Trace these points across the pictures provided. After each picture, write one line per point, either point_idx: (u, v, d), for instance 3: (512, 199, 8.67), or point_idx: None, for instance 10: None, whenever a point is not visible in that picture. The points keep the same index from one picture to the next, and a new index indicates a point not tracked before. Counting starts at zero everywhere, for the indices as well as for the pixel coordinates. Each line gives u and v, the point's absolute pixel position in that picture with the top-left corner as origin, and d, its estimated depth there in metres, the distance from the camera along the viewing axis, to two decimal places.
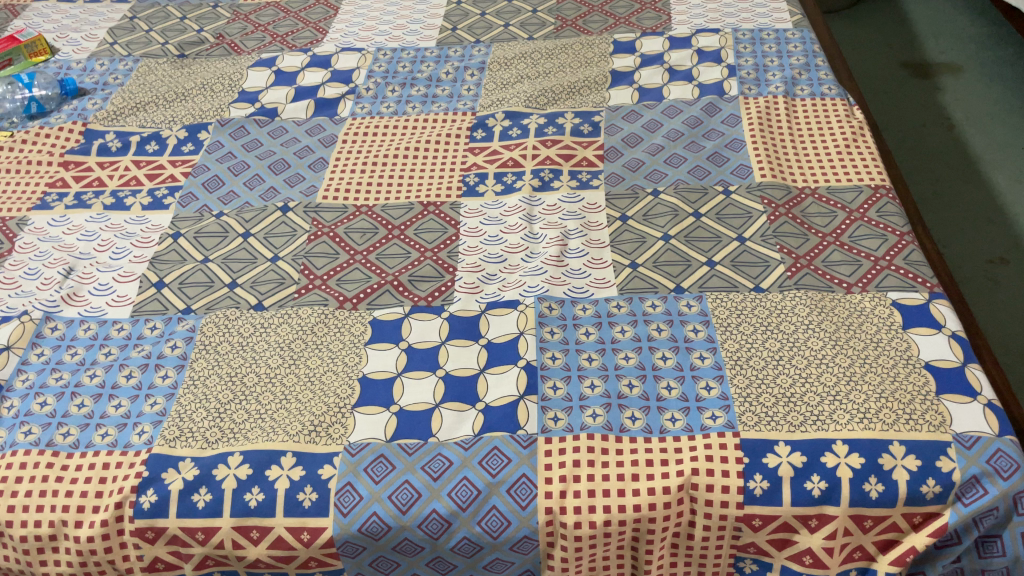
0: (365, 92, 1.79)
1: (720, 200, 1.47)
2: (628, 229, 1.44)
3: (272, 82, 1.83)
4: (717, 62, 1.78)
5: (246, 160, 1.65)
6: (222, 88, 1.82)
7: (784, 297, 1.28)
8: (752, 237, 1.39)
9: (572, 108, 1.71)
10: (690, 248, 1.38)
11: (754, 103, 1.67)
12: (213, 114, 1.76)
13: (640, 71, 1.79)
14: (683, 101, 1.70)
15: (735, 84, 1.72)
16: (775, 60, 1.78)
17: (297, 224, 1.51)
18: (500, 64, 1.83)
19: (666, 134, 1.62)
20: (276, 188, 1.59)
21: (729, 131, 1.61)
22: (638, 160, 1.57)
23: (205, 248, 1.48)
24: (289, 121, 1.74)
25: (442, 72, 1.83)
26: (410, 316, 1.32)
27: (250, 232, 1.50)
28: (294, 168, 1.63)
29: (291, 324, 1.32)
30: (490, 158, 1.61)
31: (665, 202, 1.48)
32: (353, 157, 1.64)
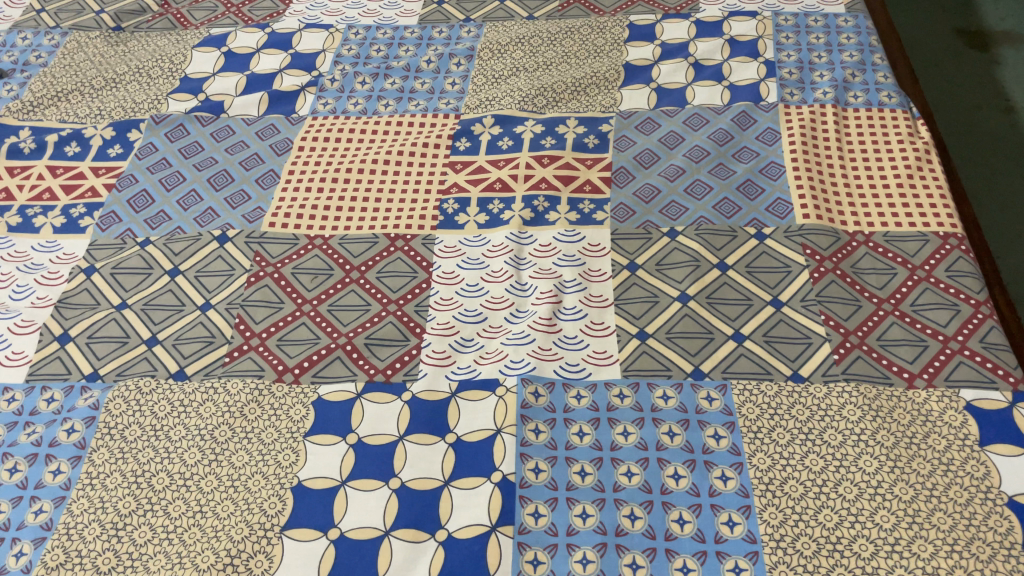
0: (330, 83, 1.50)
1: (751, 246, 1.20)
2: (636, 284, 1.17)
3: (221, 67, 1.55)
4: (753, 57, 1.48)
5: (182, 170, 1.38)
6: (161, 73, 1.54)
7: (827, 394, 1.02)
8: (790, 302, 1.12)
9: (575, 113, 1.42)
10: (712, 314, 1.12)
11: (796, 114, 1.38)
12: (148, 108, 1.48)
13: (659, 65, 1.49)
14: (709, 109, 1.41)
15: (773, 87, 1.43)
16: (823, 55, 1.48)
17: (237, 260, 1.25)
18: (492, 51, 1.54)
19: (688, 152, 1.34)
20: (215, 209, 1.32)
21: (764, 152, 1.33)
22: (652, 187, 1.29)
23: (122, 288, 1.22)
24: (237, 119, 1.46)
25: (423, 58, 1.53)
26: (363, 395, 1.07)
27: (178, 268, 1.24)
28: (239, 182, 1.35)
29: (217, 404, 1.07)
30: (473, 177, 1.34)
31: (684, 247, 1.20)
32: (309, 170, 1.36)
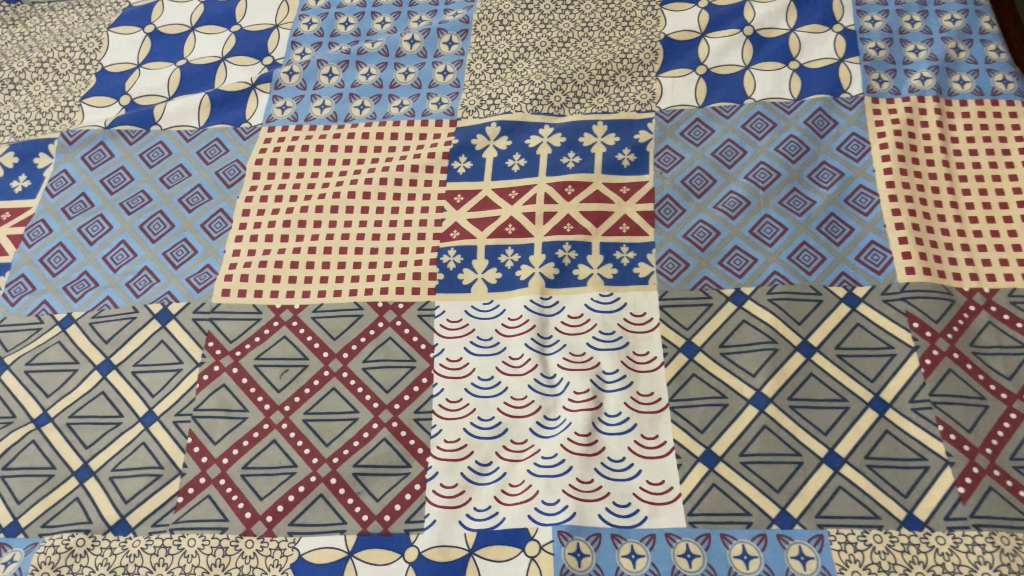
0: (286, 77, 1.18)
1: (840, 318, 0.94)
2: (695, 376, 0.92)
3: (147, 55, 1.21)
4: (827, 24, 1.16)
5: (106, 212, 1.08)
6: (71, 67, 1.21)
7: (952, 548, 0.79)
8: (896, 404, 0.88)
9: (603, 114, 1.12)
10: (798, 425, 0.87)
11: (888, 111, 1.07)
12: (57, 120, 1.16)
13: (707, 39, 1.17)
14: (775, 105, 1.10)
15: (856, 70, 1.11)
16: (916, 20, 1.16)
17: (184, 348, 0.98)
18: (491, 22, 1.20)
19: (752, 174, 1.05)
20: (153, 270, 1.04)
21: (849, 170, 1.04)
22: (709, 227, 1.01)
23: (43, 393, 0.97)
24: (172, 132, 1.15)
25: (404, 36, 1.20)
26: (355, 553, 0.84)
27: (111, 361, 0.98)
28: (180, 229, 1.07)
29: (168, 571, 0.84)
30: (478, 216, 1.05)
31: (755, 320, 0.94)
32: (268, 209, 1.07)
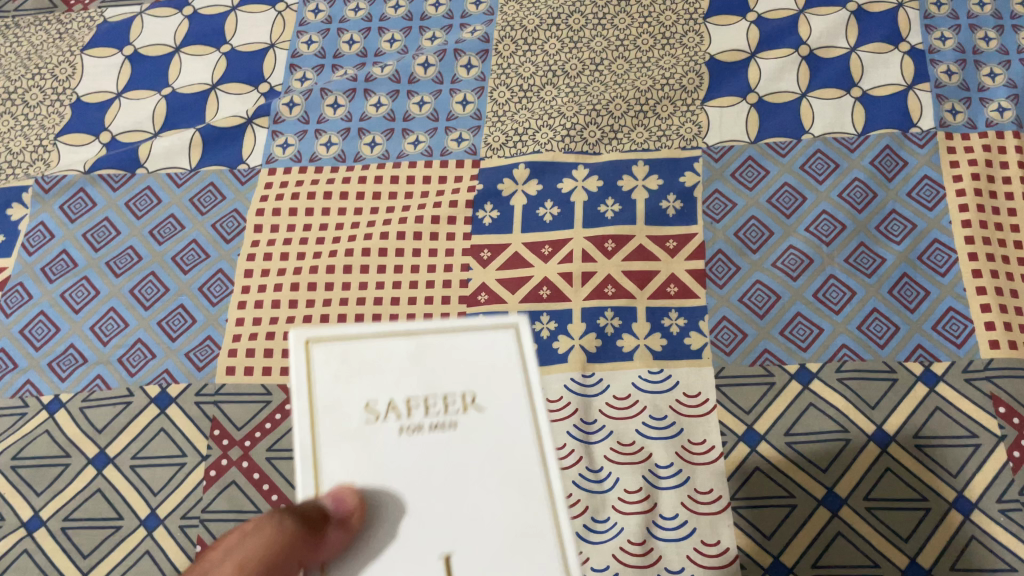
0: (286, 109, 1.05)
1: (918, 400, 0.84)
2: (759, 471, 0.83)
3: (127, 82, 1.09)
4: (892, 43, 1.03)
5: (92, 274, 0.97)
6: (42, 97, 1.08)
7: None
8: (981, 503, 0.79)
9: (643, 151, 1.00)
10: (875, 530, 0.79)
11: (964, 150, 0.96)
12: (30, 161, 1.04)
13: (758, 60, 1.04)
14: (838, 141, 0.98)
15: (927, 99, 0.99)
16: (991, 36, 1.03)
17: (187, 439, 0.88)
18: (514, 40, 1.08)
19: (814, 226, 0.94)
20: (147, 344, 0.93)
21: (922, 221, 0.93)
22: (768, 290, 0.91)
23: (33, 492, 0.87)
24: (160, 175, 1.02)
25: (417, 58, 1.08)
26: None
27: (106, 454, 0.88)
28: (175, 293, 0.95)
29: None
30: (508, 276, 0.94)
31: (823, 404, 0.85)
32: (273, 268, 0.96)
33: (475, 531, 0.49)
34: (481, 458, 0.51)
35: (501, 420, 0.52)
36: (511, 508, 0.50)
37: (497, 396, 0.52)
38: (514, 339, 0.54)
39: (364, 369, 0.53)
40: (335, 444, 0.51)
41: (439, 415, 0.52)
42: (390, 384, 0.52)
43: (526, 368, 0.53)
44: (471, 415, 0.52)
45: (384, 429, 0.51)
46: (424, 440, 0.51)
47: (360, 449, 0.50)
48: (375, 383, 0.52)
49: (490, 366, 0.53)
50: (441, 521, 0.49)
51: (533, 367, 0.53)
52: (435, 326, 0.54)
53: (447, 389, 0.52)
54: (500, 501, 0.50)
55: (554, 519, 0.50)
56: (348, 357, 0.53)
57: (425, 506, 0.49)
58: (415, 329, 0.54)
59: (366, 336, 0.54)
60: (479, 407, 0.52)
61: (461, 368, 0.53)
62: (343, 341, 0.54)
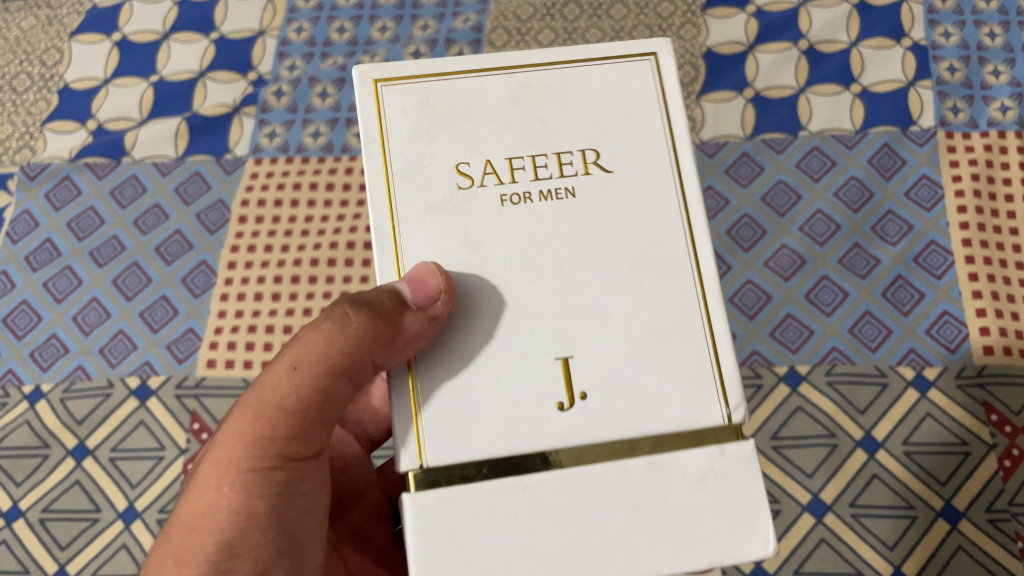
0: (274, 98, 1.04)
1: (909, 406, 0.82)
2: None
3: (116, 68, 1.07)
4: (895, 37, 1.00)
5: (75, 263, 0.96)
6: (30, 84, 1.07)
7: None
8: (969, 513, 0.78)
9: None
10: (860, 537, 0.78)
11: (964, 150, 0.93)
12: (16, 149, 1.03)
13: (756, 54, 1.02)
14: (835, 138, 0.96)
15: (929, 97, 0.97)
16: (997, 32, 1.00)
17: (166, 432, 0.87)
18: (508, 30, 1.06)
19: (808, 225, 0.92)
20: (129, 334, 0.92)
21: (919, 222, 0.90)
22: (758, 290, 0.89)
23: (12, 482, 0.87)
24: (146, 165, 1.01)
25: (408, 47, 1.06)
26: None
27: (85, 446, 0.87)
28: (158, 284, 0.94)
29: None
30: None
31: (811, 408, 0.83)
32: (256, 260, 0.94)
33: (608, 327, 0.46)
34: (611, 225, 0.47)
35: (636, 179, 0.48)
36: (653, 299, 0.46)
37: (626, 155, 0.49)
38: (653, 71, 0.51)
39: (451, 115, 0.48)
40: (418, 207, 0.47)
41: (554, 179, 0.48)
42: (488, 144, 0.48)
43: (665, 106, 0.50)
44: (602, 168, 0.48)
45: (483, 196, 0.47)
46: (534, 209, 0.47)
47: (459, 220, 0.47)
48: (465, 135, 0.48)
49: (621, 102, 0.50)
50: (561, 303, 0.46)
51: (675, 106, 0.50)
52: (538, 62, 0.50)
53: (565, 144, 0.48)
54: (634, 290, 0.46)
55: (705, 320, 0.46)
56: (431, 102, 0.49)
57: (527, 294, 0.46)
58: (518, 66, 0.50)
59: (452, 77, 0.49)
60: (603, 166, 0.48)
61: (581, 111, 0.49)
62: (421, 82, 0.49)
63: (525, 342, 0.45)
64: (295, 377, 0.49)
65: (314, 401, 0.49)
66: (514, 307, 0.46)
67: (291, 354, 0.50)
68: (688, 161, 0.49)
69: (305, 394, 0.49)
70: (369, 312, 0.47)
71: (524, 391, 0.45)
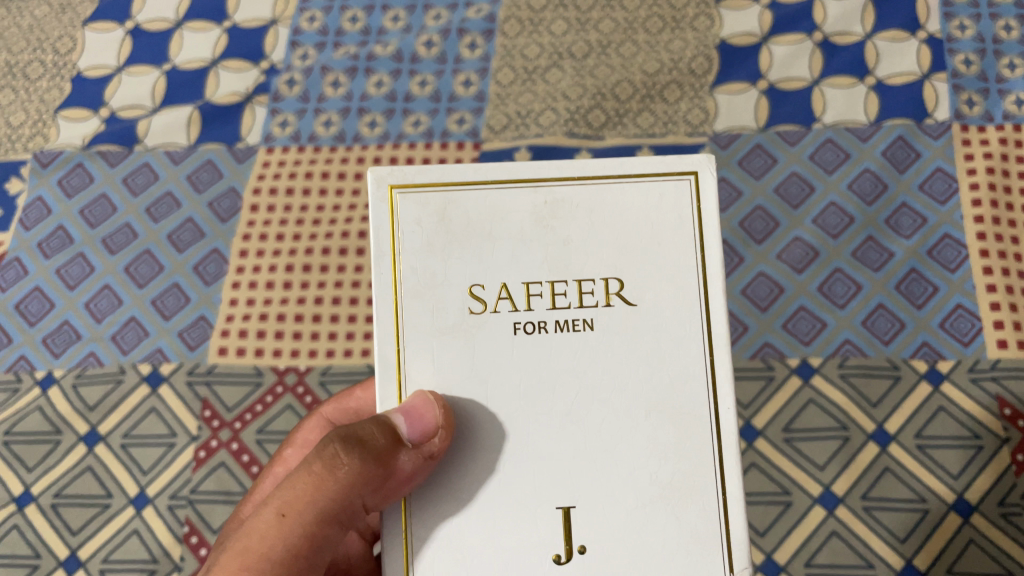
0: (286, 87, 1.04)
1: (922, 398, 0.82)
2: (756, 466, 0.81)
3: (128, 56, 1.07)
4: (910, 29, 1.00)
5: (88, 250, 0.96)
6: (43, 71, 1.08)
7: None
8: (981, 507, 0.78)
9: (649, 137, 0.98)
10: (872, 530, 0.78)
11: (979, 143, 0.93)
12: (29, 136, 1.04)
13: (771, 45, 1.01)
14: (850, 131, 0.95)
15: (943, 90, 0.96)
16: (1013, 24, 0.99)
17: (178, 419, 0.87)
18: (520, 20, 1.05)
19: (821, 218, 0.91)
20: (141, 322, 0.92)
21: (934, 215, 0.90)
22: (771, 282, 0.89)
23: (25, 467, 0.87)
24: (158, 152, 1.01)
25: (420, 37, 1.06)
26: None
27: (97, 432, 0.88)
28: (170, 272, 0.95)
29: None
30: None
31: (824, 400, 0.83)
32: (268, 248, 0.95)
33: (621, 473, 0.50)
34: (618, 359, 0.51)
35: (659, 315, 0.51)
36: (667, 442, 0.50)
37: (648, 288, 0.52)
38: (691, 189, 0.53)
39: (468, 231, 0.52)
40: (428, 333, 0.51)
41: (572, 308, 0.51)
42: (504, 269, 0.52)
43: (699, 225, 0.53)
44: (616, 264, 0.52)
45: (494, 325, 0.51)
46: (549, 340, 0.51)
47: (472, 346, 0.51)
48: (479, 258, 0.52)
49: (652, 222, 0.52)
50: (571, 450, 0.50)
51: (710, 229, 0.52)
52: (565, 174, 0.53)
53: (587, 272, 0.52)
54: (645, 434, 0.50)
55: (720, 482, 0.50)
56: (447, 213, 0.52)
57: (531, 428, 0.50)
58: (545, 179, 0.53)
59: (470, 189, 0.52)
60: (623, 294, 0.52)
61: (607, 230, 0.52)
62: (439, 191, 0.53)
63: (528, 482, 0.50)
64: (283, 526, 0.52)
65: (302, 548, 0.52)
66: (515, 445, 0.50)
67: (278, 501, 0.53)
68: (717, 301, 0.52)
69: (293, 544, 0.52)
70: (362, 454, 0.51)
71: (520, 536, 0.49)
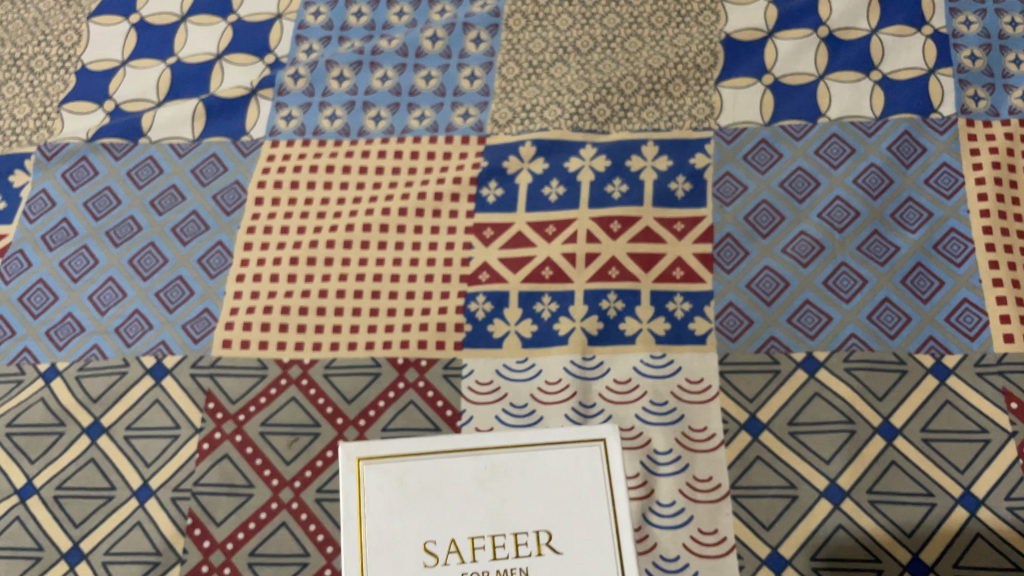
0: (291, 81, 1.04)
1: (927, 393, 0.82)
2: (761, 460, 0.81)
3: (133, 50, 1.08)
4: (915, 26, 1.00)
5: (92, 243, 0.96)
6: (48, 65, 1.08)
7: None
8: (989, 500, 0.77)
9: (653, 131, 0.98)
10: (878, 523, 0.77)
11: (985, 138, 0.93)
12: (33, 129, 1.04)
13: (776, 40, 1.01)
14: (855, 125, 0.95)
15: (949, 85, 0.96)
16: (1018, 21, 1.00)
17: (182, 411, 0.87)
18: (525, 16, 1.06)
19: (827, 212, 0.91)
20: (145, 314, 0.92)
21: (939, 210, 0.90)
22: (776, 276, 0.89)
23: (27, 459, 0.87)
24: (163, 145, 1.01)
25: (425, 32, 1.06)
26: None
27: (101, 424, 0.87)
28: (174, 265, 0.94)
29: None
30: (511, 256, 0.92)
31: (829, 394, 0.83)
32: (273, 241, 0.94)
33: None
34: None
35: (575, 543, 0.64)
36: None
37: (572, 540, 0.64)
38: (601, 454, 0.67)
39: (421, 496, 0.65)
40: (389, 568, 0.63)
41: (511, 558, 0.63)
42: (452, 524, 0.64)
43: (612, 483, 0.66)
44: (536, 556, 0.64)
45: (444, 571, 0.63)
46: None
47: None
48: (435, 521, 0.65)
49: (571, 482, 0.66)
50: None
51: (618, 503, 0.65)
52: (501, 445, 0.67)
53: (520, 526, 0.64)
54: None
55: None
56: (405, 479, 0.66)
57: None
58: (482, 452, 0.67)
59: (421, 460, 0.66)
60: (554, 547, 0.64)
61: (538, 495, 0.66)
62: (397, 462, 0.66)
63: None
64: None
65: None
66: None
67: None
68: (623, 516, 0.65)
69: None
70: None
71: None
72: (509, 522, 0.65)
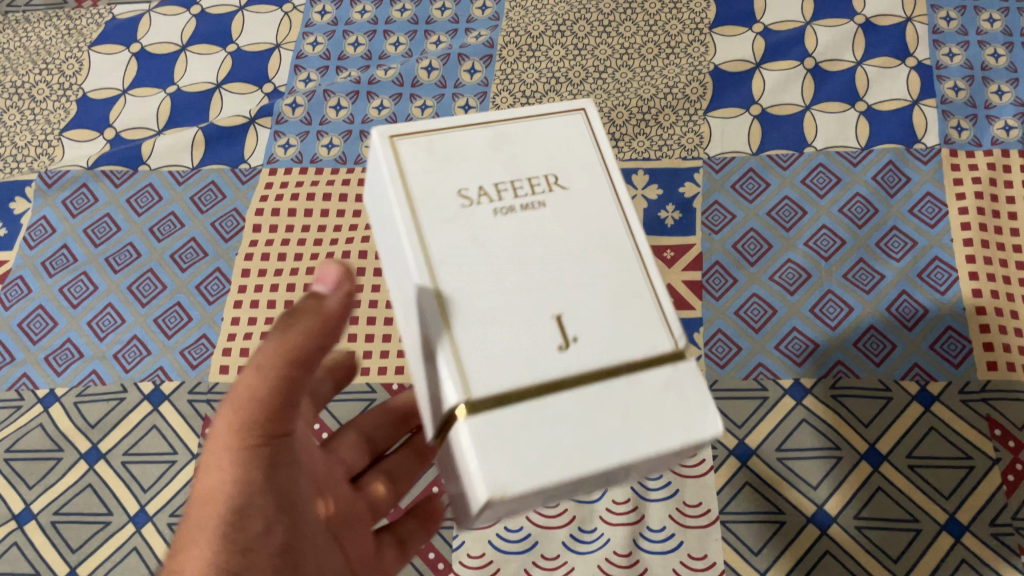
0: (289, 109, 1.06)
1: (913, 420, 0.83)
2: (749, 485, 0.82)
3: (134, 79, 1.10)
4: (899, 57, 1.02)
5: (91, 269, 0.98)
6: (49, 92, 1.10)
7: None
8: (973, 526, 0.78)
9: (644, 159, 1.00)
10: (864, 549, 0.79)
11: (968, 168, 0.95)
12: (35, 156, 1.05)
13: (763, 71, 1.04)
14: (841, 155, 0.97)
15: (933, 116, 0.98)
16: (1000, 52, 1.02)
17: (179, 437, 0.88)
18: (519, 45, 1.08)
19: (813, 240, 0.93)
20: (143, 340, 0.93)
21: (923, 238, 0.92)
22: (764, 303, 0.90)
23: (25, 484, 0.88)
24: (162, 173, 1.03)
25: (421, 62, 1.08)
26: None
27: (98, 449, 0.89)
28: (172, 291, 0.96)
29: None
30: None
31: (817, 420, 0.84)
32: (270, 268, 0.96)
33: (585, 284, 0.50)
34: (581, 207, 0.52)
35: (582, 189, 0.53)
36: (609, 242, 0.52)
37: (578, 177, 0.54)
38: (584, 122, 0.56)
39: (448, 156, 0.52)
40: (431, 213, 0.50)
41: (529, 195, 0.52)
42: (477, 171, 0.52)
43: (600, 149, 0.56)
44: (556, 192, 0.53)
45: (479, 212, 0.51)
46: (517, 216, 0.51)
47: (457, 229, 0.50)
48: (461, 170, 0.52)
49: (562, 148, 0.55)
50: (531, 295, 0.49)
51: (653, 269, 0.52)
52: (507, 116, 0.55)
53: (532, 169, 0.53)
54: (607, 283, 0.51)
55: (656, 298, 0.51)
56: (433, 147, 0.53)
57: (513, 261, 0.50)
58: (492, 120, 0.55)
59: (442, 128, 0.53)
60: (563, 184, 0.53)
61: (538, 142, 0.54)
62: (422, 135, 0.53)
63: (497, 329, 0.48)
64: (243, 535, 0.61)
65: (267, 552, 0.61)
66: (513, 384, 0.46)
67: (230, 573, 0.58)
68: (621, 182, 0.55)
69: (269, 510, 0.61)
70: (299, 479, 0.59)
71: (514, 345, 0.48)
72: (535, 268, 0.50)
